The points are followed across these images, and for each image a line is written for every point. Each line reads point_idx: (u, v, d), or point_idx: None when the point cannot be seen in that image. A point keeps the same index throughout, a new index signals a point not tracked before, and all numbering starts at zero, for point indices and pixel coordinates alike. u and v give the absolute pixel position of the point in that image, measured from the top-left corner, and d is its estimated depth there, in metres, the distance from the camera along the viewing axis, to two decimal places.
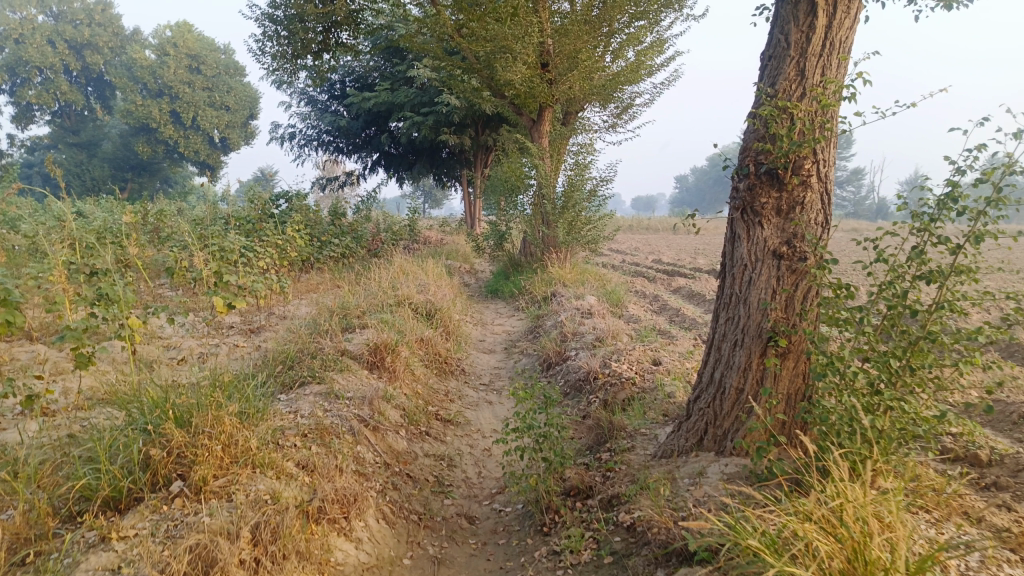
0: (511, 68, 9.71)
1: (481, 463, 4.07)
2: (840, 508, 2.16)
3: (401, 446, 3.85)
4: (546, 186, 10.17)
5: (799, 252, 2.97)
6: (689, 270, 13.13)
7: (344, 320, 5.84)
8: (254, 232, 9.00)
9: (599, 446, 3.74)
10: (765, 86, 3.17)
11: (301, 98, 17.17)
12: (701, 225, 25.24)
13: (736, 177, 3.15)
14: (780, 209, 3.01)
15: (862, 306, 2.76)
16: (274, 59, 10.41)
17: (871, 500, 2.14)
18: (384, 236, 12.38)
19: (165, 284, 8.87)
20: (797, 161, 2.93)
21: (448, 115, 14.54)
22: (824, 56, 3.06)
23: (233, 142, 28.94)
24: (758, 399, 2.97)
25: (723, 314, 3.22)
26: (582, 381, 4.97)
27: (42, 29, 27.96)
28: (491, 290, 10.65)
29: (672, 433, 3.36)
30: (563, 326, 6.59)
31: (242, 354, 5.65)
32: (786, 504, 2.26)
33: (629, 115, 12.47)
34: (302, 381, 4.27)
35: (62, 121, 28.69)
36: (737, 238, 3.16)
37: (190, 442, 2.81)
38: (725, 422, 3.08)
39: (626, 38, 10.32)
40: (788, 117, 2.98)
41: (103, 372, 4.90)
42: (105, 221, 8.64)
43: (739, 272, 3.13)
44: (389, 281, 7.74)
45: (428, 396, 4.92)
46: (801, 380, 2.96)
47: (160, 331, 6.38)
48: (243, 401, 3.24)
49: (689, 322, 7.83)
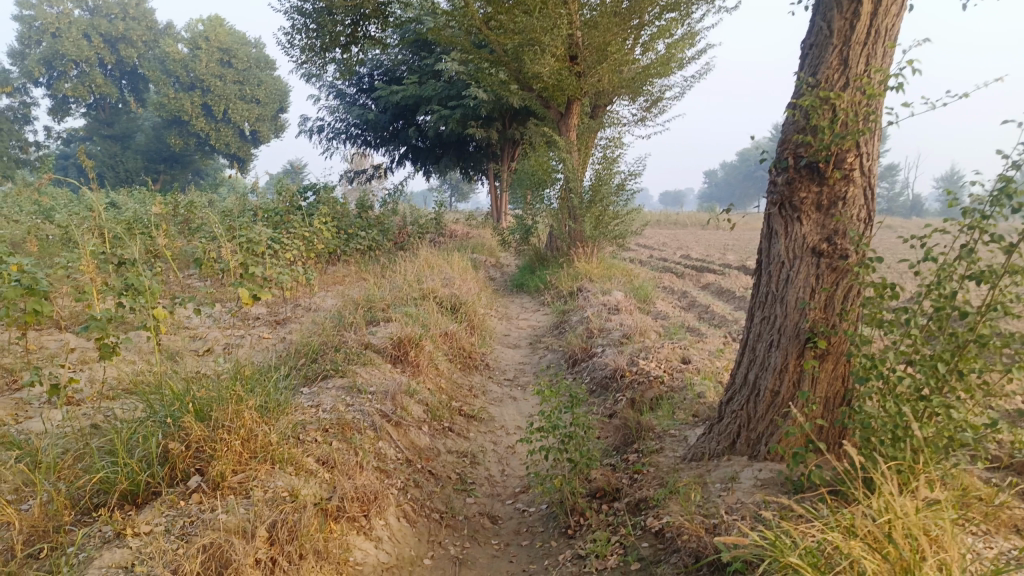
0: (539, 61, 9.58)
1: (504, 461, 3.99)
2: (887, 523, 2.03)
3: (423, 443, 3.78)
4: (574, 180, 10.04)
5: (840, 249, 2.84)
6: (719, 266, 12.91)
7: (369, 313, 5.79)
8: (281, 224, 9.01)
9: (627, 446, 3.64)
10: (806, 75, 3.03)
11: (330, 91, 17.22)
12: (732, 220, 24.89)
13: (773, 170, 3.02)
14: (821, 204, 2.88)
15: (908, 307, 2.62)
16: (303, 52, 10.41)
17: (919, 516, 2.01)
18: (411, 229, 12.35)
19: (194, 275, 8.92)
20: (839, 153, 2.80)
21: (475, 108, 14.45)
22: (870, 44, 2.90)
23: (262, 135, 29.16)
24: (794, 403, 2.84)
25: (758, 313, 3.09)
26: (608, 379, 4.86)
27: (78, 23, 28.43)
28: (517, 284, 10.56)
29: (702, 436, 3.24)
30: (590, 322, 6.47)
31: (267, 345, 5.63)
32: (828, 517, 2.14)
33: (658, 108, 12.26)
34: (324, 374, 4.22)
35: (97, 113, 29.17)
36: (774, 234, 3.03)
37: (209, 436, 2.77)
38: (759, 426, 2.95)
39: (657, 31, 10.12)
40: (830, 108, 2.84)
41: (129, 362, 4.91)
42: (135, 212, 8.71)
43: (776, 270, 3.00)
44: (414, 274, 7.69)
45: (452, 391, 4.84)
46: (840, 383, 2.82)
47: (188, 322, 6.40)
48: (264, 394, 3.19)
49: (718, 319, 7.66)
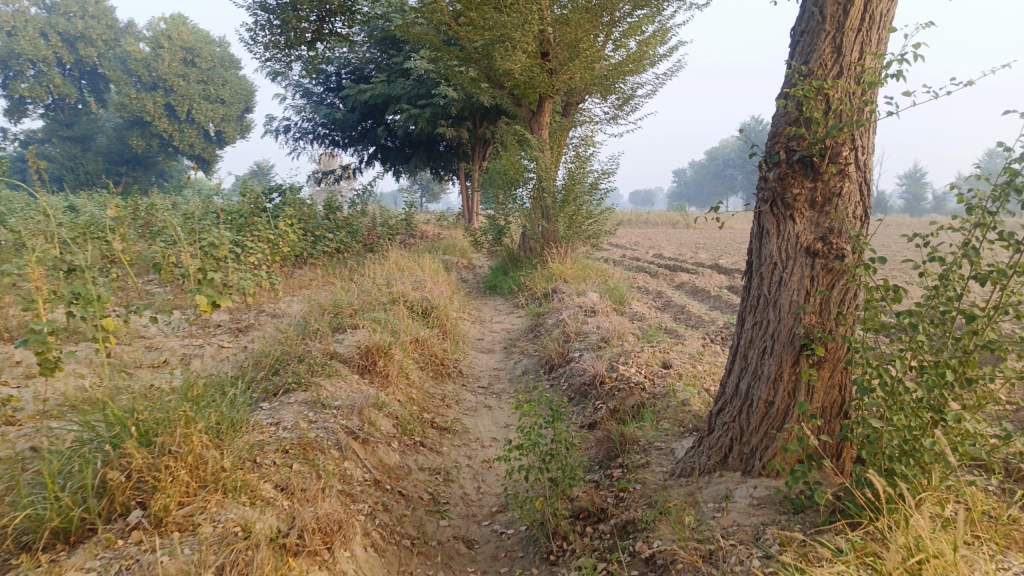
0: (510, 57, 9.35)
1: (480, 477, 3.76)
2: (921, 565, 1.87)
3: (393, 460, 3.54)
4: (546, 179, 9.85)
5: (836, 249, 2.67)
6: (692, 265, 12.81)
7: (335, 319, 5.51)
8: (245, 226, 8.66)
9: (610, 461, 3.43)
10: (797, 64, 2.86)
11: (296, 90, 16.84)
12: (720, 221, 24.84)
13: (764, 165, 2.84)
14: (815, 201, 2.71)
15: (912, 310, 2.44)
16: (267, 49, 10.06)
17: (953, 553, 1.86)
18: (380, 230, 12.07)
19: (153, 280, 8.54)
20: (834, 147, 2.63)
21: (445, 107, 14.18)
22: (863, 30, 2.74)
23: (228, 135, 28.50)
24: (791, 414, 2.66)
25: (748, 319, 2.90)
26: (587, 385, 4.67)
27: (35, 21, 27.58)
28: (489, 286, 10.33)
29: (691, 450, 3.04)
30: (565, 325, 6.27)
31: (228, 356, 5.33)
32: (851, 556, 1.96)
33: (630, 106, 12.12)
34: (286, 388, 3.93)
35: (56, 114, 28.31)
36: (765, 233, 2.85)
37: (153, 463, 2.50)
38: (753, 440, 2.75)
39: (628, 27, 9.97)
40: (823, 98, 2.68)
41: (77, 376, 4.57)
42: (90, 216, 8.30)
43: (768, 272, 2.81)
44: (383, 277, 7.41)
45: (424, 402, 4.60)
46: (837, 393, 2.65)
47: (144, 331, 6.06)
48: (217, 413, 2.92)
49: (695, 320, 7.51)
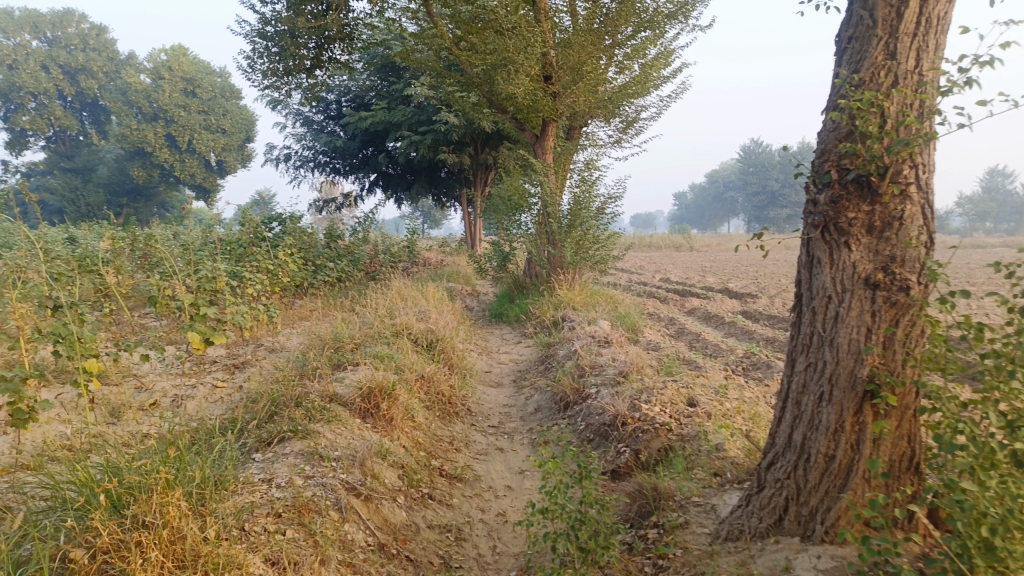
0: (513, 81, 9.12)
1: (495, 534, 3.41)
2: None
3: (399, 519, 3.19)
4: (551, 204, 9.58)
5: (900, 280, 2.35)
6: (702, 289, 12.48)
7: (335, 354, 5.16)
8: (243, 257, 8.36)
9: (643, 519, 3.10)
10: (846, 73, 2.56)
11: (296, 119, 16.74)
12: (735, 245, 24.35)
13: (812, 187, 2.53)
14: (873, 225, 2.39)
15: (998, 351, 2.11)
16: (265, 77, 9.84)
17: None
18: (383, 258, 11.81)
19: (149, 313, 8.24)
20: (894, 165, 2.33)
21: (447, 134, 13.95)
22: (920, 35, 2.44)
23: (229, 165, 28.43)
24: (856, 470, 2.33)
25: (800, 360, 2.57)
26: (608, 426, 4.32)
27: (36, 55, 27.71)
28: (495, 314, 10.02)
29: (738, 508, 2.70)
30: (579, 357, 5.93)
31: (223, 397, 4.98)
32: None
33: (635, 130, 11.89)
34: (281, 437, 3.57)
35: (57, 146, 28.28)
36: (816, 263, 2.53)
37: (122, 541, 2.17)
38: (812, 499, 2.42)
39: (631, 50, 9.76)
40: (879, 111, 2.39)
41: (60, 423, 4.24)
42: (82, 249, 8.01)
43: (822, 307, 2.49)
44: (387, 308, 7.11)
45: (431, 447, 4.26)
46: (906, 445, 2.32)
47: (134, 370, 5.73)
48: (200, 473, 2.58)
49: (712, 349, 7.15)
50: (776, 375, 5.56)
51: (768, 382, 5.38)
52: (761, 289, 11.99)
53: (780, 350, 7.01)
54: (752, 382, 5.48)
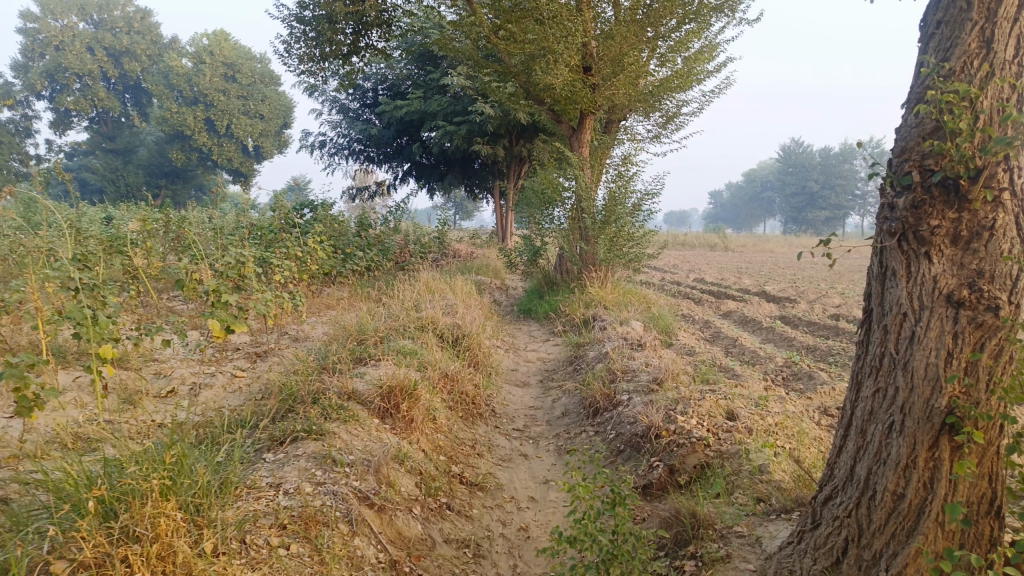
0: (552, 71, 8.85)
1: (516, 552, 3.18)
2: None
3: (415, 532, 3.00)
4: (586, 199, 9.29)
5: (987, 298, 2.05)
6: (738, 292, 12.09)
7: (358, 347, 4.96)
8: (272, 243, 8.24)
9: (679, 548, 2.90)
10: (933, 62, 2.24)
11: (332, 106, 16.64)
12: (772, 249, 23.77)
13: (889, 190, 2.24)
14: (958, 235, 2.09)
15: None
16: (301, 62, 9.69)
17: None
18: (413, 249, 11.64)
19: (177, 297, 8.17)
20: (989, 166, 2.02)
21: (482, 125, 13.71)
22: (1021, 21, 2.12)
23: (266, 150, 28.65)
24: (928, 512, 2.04)
25: (867, 384, 2.30)
26: (641, 438, 4.07)
27: (82, 36, 28.01)
28: (524, 310, 9.80)
29: (792, 546, 2.46)
30: (610, 360, 5.66)
31: (241, 388, 4.82)
32: None
33: (675, 125, 11.52)
34: (294, 436, 3.37)
35: (99, 126, 28.70)
36: (890, 275, 2.25)
37: (108, 555, 2.00)
38: (875, 543, 2.15)
39: (674, 43, 9.41)
40: (971, 106, 2.08)
41: (74, 408, 4.11)
42: (111, 229, 7.93)
43: (895, 325, 2.21)
44: (413, 301, 6.92)
45: (452, 451, 4.06)
46: (987, 485, 2.04)
47: (156, 355, 5.61)
48: (200, 478, 2.40)
49: (750, 355, 6.83)
50: (819, 388, 5.23)
51: (811, 396, 5.05)
52: (800, 293, 11.56)
53: (822, 360, 6.66)
54: (793, 394, 5.16)
